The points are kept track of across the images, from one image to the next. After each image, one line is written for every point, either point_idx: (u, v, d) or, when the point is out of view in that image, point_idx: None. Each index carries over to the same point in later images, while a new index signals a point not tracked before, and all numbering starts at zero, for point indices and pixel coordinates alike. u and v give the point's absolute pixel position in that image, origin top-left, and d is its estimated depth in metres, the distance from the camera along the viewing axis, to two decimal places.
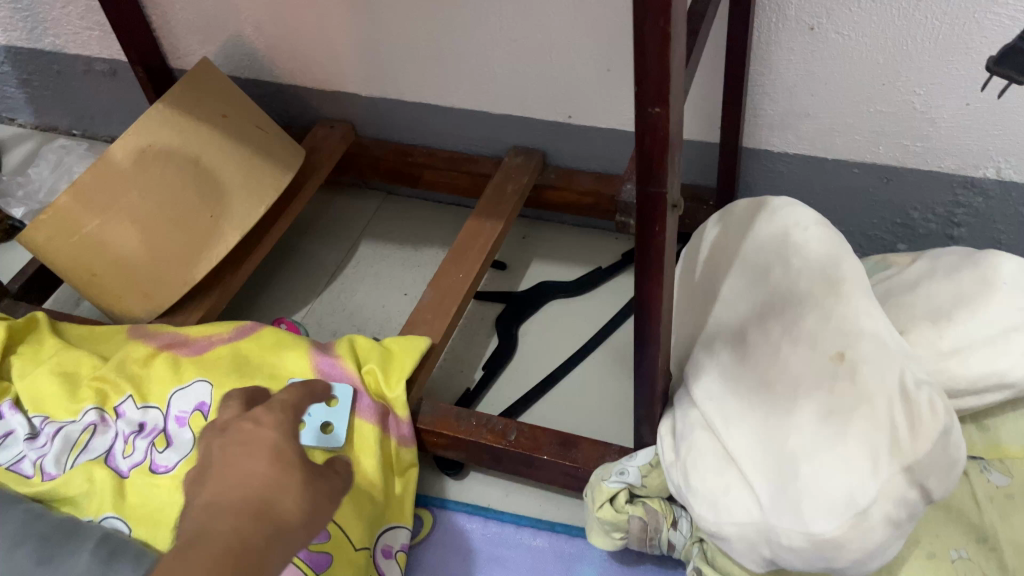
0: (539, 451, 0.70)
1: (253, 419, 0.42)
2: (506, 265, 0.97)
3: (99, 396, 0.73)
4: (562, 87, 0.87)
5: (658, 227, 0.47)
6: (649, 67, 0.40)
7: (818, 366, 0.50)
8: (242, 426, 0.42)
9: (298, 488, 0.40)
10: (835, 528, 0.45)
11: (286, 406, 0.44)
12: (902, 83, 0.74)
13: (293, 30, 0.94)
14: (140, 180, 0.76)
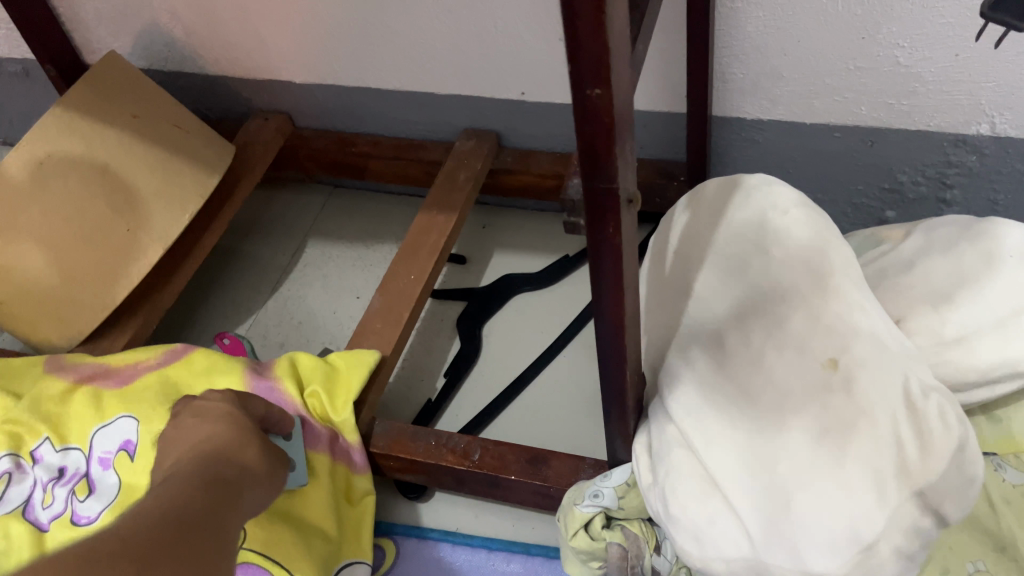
0: (505, 471, 0.63)
1: (211, 406, 0.54)
2: (465, 258, 0.89)
3: (12, 440, 0.65)
4: (511, 61, 0.79)
5: (612, 226, 0.40)
6: (582, 40, 0.32)
7: (808, 374, 0.43)
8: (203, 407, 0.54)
9: (259, 444, 0.51)
10: (838, 567, 0.39)
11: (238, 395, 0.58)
12: (883, 36, 0.66)
13: (212, 15, 0.85)
14: (39, 196, 0.68)
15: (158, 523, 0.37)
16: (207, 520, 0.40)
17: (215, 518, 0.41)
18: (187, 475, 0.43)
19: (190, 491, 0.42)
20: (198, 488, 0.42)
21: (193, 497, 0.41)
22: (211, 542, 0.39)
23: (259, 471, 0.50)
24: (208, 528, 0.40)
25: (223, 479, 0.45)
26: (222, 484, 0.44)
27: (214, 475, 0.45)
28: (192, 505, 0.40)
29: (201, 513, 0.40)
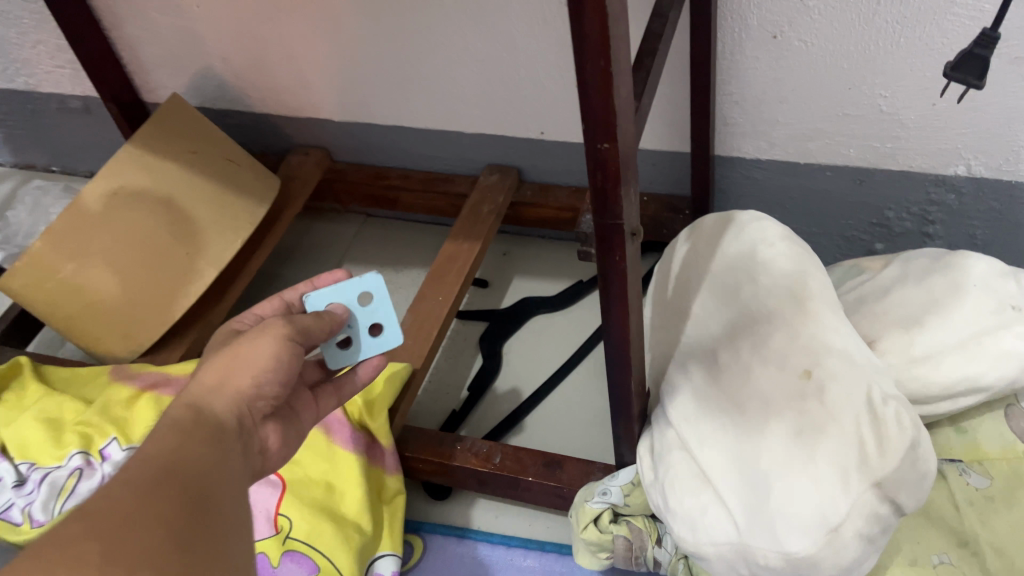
0: (524, 473, 0.70)
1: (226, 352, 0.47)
2: (487, 282, 0.97)
3: (83, 440, 0.73)
4: (533, 104, 0.87)
5: (618, 255, 0.47)
6: (594, 103, 0.40)
7: (788, 385, 0.50)
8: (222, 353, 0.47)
9: (213, 383, 0.45)
10: (810, 546, 0.45)
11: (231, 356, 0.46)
12: (868, 87, 0.74)
13: (262, 60, 0.94)
14: (111, 223, 0.76)
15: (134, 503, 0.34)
16: (184, 482, 0.37)
17: (200, 477, 0.38)
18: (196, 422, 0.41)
19: (173, 460, 0.38)
20: (180, 459, 0.38)
21: (159, 464, 0.37)
22: (197, 510, 0.36)
23: (265, 382, 0.46)
24: (187, 489, 0.36)
25: (195, 436, 0.40)
26: (192, 447, 0.39)
27: (175, 439, 0.39)
28: (160, 473, 0.36)
29: (169, 488, 0.36)
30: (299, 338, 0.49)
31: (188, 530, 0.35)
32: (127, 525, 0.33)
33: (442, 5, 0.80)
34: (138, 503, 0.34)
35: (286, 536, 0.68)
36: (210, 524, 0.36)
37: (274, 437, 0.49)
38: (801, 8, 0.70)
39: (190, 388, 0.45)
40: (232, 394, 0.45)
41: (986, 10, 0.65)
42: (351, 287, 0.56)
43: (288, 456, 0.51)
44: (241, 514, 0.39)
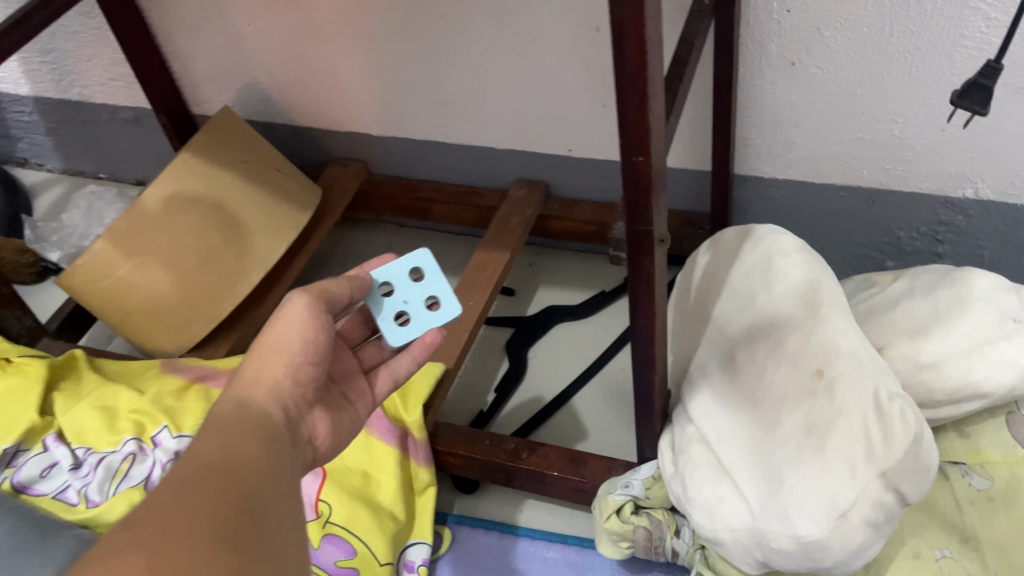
0: (550, 468, 0.74)
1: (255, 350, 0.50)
2: (514, 291, 1.02)
3: (137, 427, 0.78)
4: (562, 122, 0.92)
5: (647, 260, 0.52)
6: (631, 120, 0.45)
7: (800, 384, 0.55)
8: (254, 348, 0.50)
9: (253, 373, 0.48)
10: (820, 531, 0.50)
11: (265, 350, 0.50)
12: (880, 112, 0.79)
13: (307, 77, 1.00)
14: (167, 225, 0.82)
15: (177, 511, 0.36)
16: (227, 487, 0.39)
17: (242, 480, 0.40)
18: (238, 423, 0.45)
19: (215, 468, 0.40)
20: (221, 466, 0.40)
21: (203, 471, 0.40)
22: (239, 514, 0.38)
23: (298, 364, 0.50)
24: (229, 495, 0.39)
25: (238, 436, 0.43)
26: (235, 449, 0.42)
27: (219, 441, 0.42)
28: (203, 480, 0.39)
29: (211, 496, 0.38)
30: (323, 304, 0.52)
31: (232, 535, 0.37)
32: (171, 530, 0.35)
33: (480, 28, 0.85)
34: (182, 508, 0.37)
35: (326, 520, 0.72)
36: (254, 527, 0.38)
37: (319, 425, 0.52)
38: (818, 38, 0.75)
39: (234, 382, 0.48)
40: (270, 383, 0.48)
41: (991, 42, 0.69)
42: (398, 265, 0.58)
43: (338, 440, 0.54)
44: (284, 512, 0.41)
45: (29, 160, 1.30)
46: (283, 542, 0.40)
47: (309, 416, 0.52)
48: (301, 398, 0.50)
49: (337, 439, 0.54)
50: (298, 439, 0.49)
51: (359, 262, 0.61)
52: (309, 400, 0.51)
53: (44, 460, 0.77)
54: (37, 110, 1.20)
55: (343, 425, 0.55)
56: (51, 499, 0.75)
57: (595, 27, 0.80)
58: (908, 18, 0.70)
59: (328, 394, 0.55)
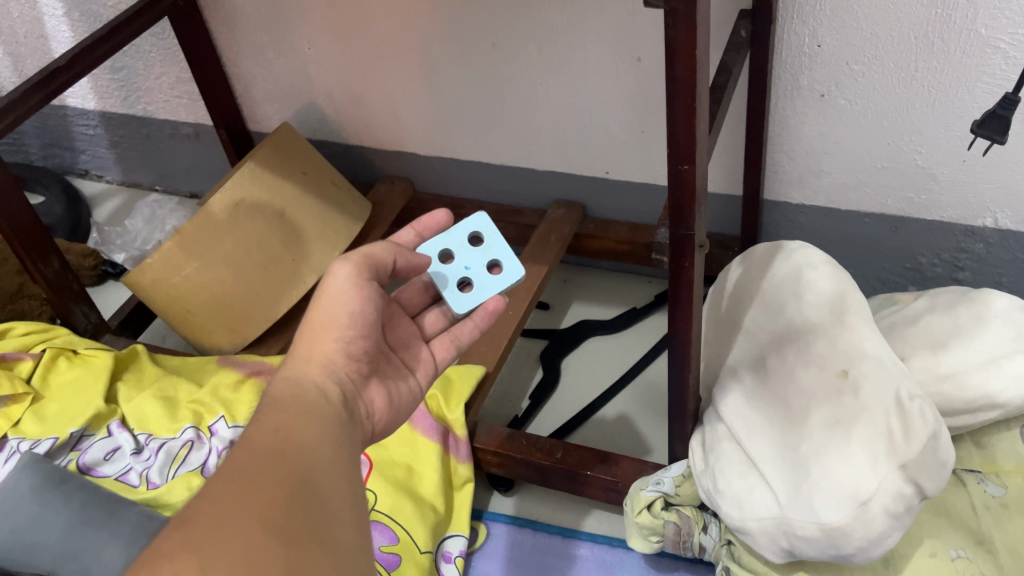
0: (583, 467, 0.78)
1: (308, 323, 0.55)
2: (548, 306, 1.06)
3: (195, 417, 0.84)
4: (600, 146, 0.98)
5: (686, 263, 0.57)
6: (678, 130, 0.50)
7: (828, 383, 0.59)
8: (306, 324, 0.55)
9: (307, 351, 0.53)
10: (843, 518, 0.53)
11: (318, 326, 0.55)
12: (905, 143, 0.83)
13: (362, 98, 1.06)
14: (231, 230, 0.89)
15: (233, 507, 0.39)
16: (281, 477, 0.42)
17: (298, 470, 0.43)
18: (296, 408, 0.48)
19: (271, 460, 0.43)
20: (277, 457, 0.43)
21: (257, 461, 0.42)
22: (293, 504, 0.41)
23: (346, 340, 0.55)
24: (284, 485, 0.41)
25: (296, 422, 0.47)
26: (292, 437, 0.45)
27: (274, 429, 0.45)
28: (258, 473, 0.41)
29: (265, 488, 0.41)
30: (365, 272, 0.58)
31: (285, 526, 0.39)
32: (225, 529, 0.38)
33: (529, 57, 0.91)
34: (236, 504, 0.39)
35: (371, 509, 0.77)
36: (307, 514, 0.41)
37: (377, 399, 0.57)
38: (847, 72, 0.80)
39: (290, 362, 0.53)
40: (323, 359, 0.53)
41: (1011, 78, 0.74)
42: (458, 234, 0.65)
43: (396, 413, 0.59)
44: (339, 494, 0.44)
45: (90, 172, 1.37)
46: (339, 524, 0.43)
47: (366, 391, 0.56)
48: (354, 372, 0.55)
49: (395, 411, 0.59)
50: (356, 413, 0.53)
51: (414, 225, 0.66)
52: (364, 375, 0.56)
53: (108, 444, 0.82)
54: (102, 124, 1.27)
55: (400, 396, 0.60)
56: (113, 480, 0.79)
57: (637, 56, 0.85)
58: (932, 55, 0.75)
59: (385, 368, 0.60)
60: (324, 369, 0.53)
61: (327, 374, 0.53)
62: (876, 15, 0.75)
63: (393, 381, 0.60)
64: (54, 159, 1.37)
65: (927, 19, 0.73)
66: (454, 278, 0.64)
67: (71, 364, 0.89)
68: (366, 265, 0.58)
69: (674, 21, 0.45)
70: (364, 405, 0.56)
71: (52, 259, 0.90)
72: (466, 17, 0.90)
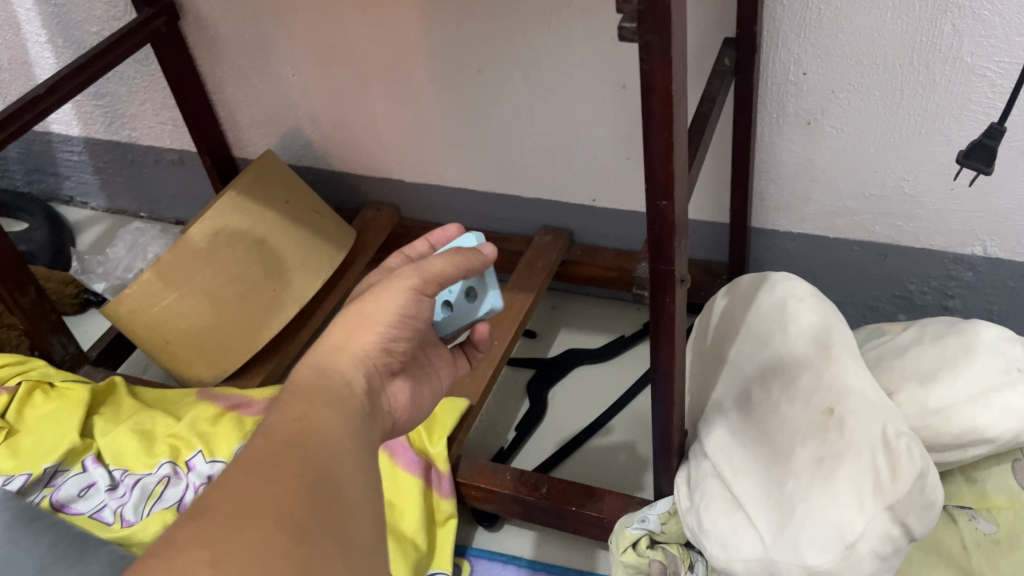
0: (568, 502, 0.76)
1: (358, 312, 0.51)
2: (536, 333, 1.05)
3: (172, 451, 0.82)
4: (587, 173, 0.97)
5: (668, 298, 0.55)
6: (657, 166, 0.49)
7: (813, 419, 0.58)
8: (354, 313, 0.51)
9: (340, 342, 0.49)
10: (829, 560, 0.51)
11: (362, 320, 0.50)
12: (892, 171, 0.82)
13: (348, 125, 1.05)
14: (212, 260, 0.88)
15: (247, 505, 0.37)
16: (300, 468, 0.40)
17: (318, 461, 0.40)
18: (322, 393, 0.45)
19: (290, 449, 0.40)
20: (297, 444, 0.41)
21: (277, 451, 0.40)
22: (311, 499, 0.39)
23: (388, 339, 0.51)
24: (303, 476, 0.39)
25: (319, 408, 0.44)
26: (314, 423, 0.43)
27: (297, 414, 0.43)
28: (276, 463, 0.39)
29: (285, 481, 0.39)
30: (430, 283, 0.53)
31: (301, 522, 0.38)
32: (237, 528, 0.36)
33: (515, 83, 0.90)
34: (249, 502, 0.37)
35: None
36: (324, 509, 0.39)
37: (399, 394, 0.54)
38: (834, 99, 0.79)
39: (322, 344, 0.49)
40: (355, 353, 0.49)
41: (997, 106, 0.73)
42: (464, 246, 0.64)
43: (415, 411, 0.57)
44: (358, 487, 0.42)
45: (75, 199, 1.36)
46: (356, 518, 0.41)
47: (391, 387, 0.54)
48: (385, 369, 0.51)
49: (416, 409, 0.56)
50: (378, 408, 0.50)
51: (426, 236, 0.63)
52: (392, 371, 0.53)
53: (82, 480, 0.80)
54: (86, 150, 1.26)
55: (422, 396, 0.58)
56: (87, 517, 0.77)
57: (622, 83, 0.85)
58: (917, 83, 0.75)
59: (411, 366, 0.57)
60: (355, 365, 0.48)
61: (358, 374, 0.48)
62: (861, 41, 0.74)
63: (416, 379, 0.57)
64: (38, 185, 1.36)
65: (912, 46, 0.72)
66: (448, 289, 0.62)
67: (46, 397, 0.87)
68: (429, 272, 0.52)
69: (649, 56, 0.45)
70: (388, 400, 0.53)
71: (29, 289, 0.89)
72: (453, 43, 0.89)
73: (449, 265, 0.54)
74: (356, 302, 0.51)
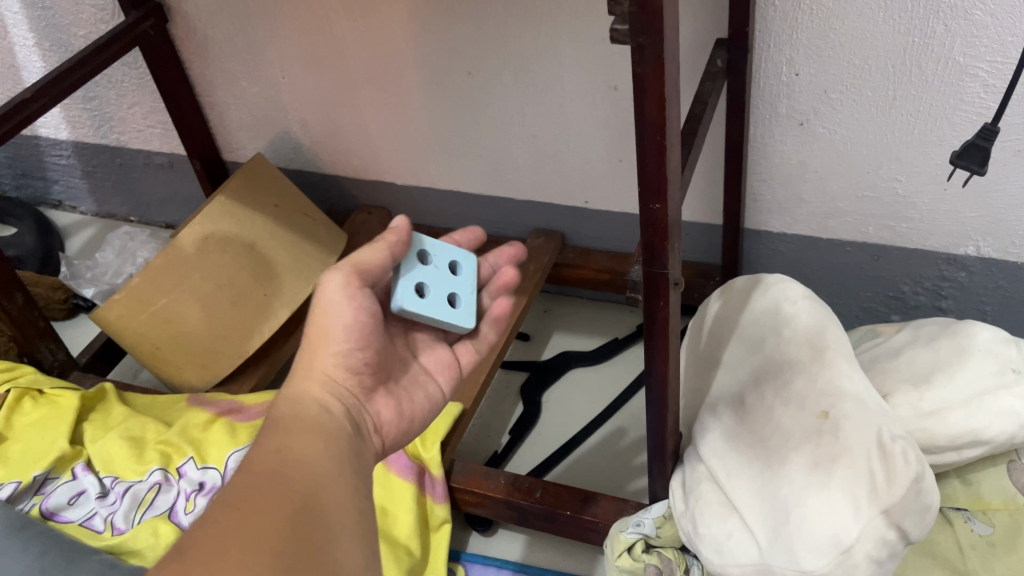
0: (563, 507, 0.76)
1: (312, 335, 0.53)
2: (529, 336, 1.05)
3: (163, 458, 0.81)
4: (579, 175, 0.96)
5: (661, 301, 0.55)
6: (650, 169, 0.49)
7: (807, 424, 0.57)
8: (310, 336, 0.53)
9: (305, 370, 0.52)
10: (825, 565, 0.51)
11: (321, 343, 0.53)
12: (885, 172, 0.82)
13: (338, 128, 1.05)
14: (201, 264, 0.88)
15: (232, 533, 0.38)
16: (281, 497, 0.41)
17: (301, 492, 0.42)
18: (299, 427, 0.47)
19: (273, 480, 0.42)
20: (280, 476, 0.43)
21: (262, 477, 0.42)
22: (294, 526, 0.40)
23: (345, 354, 0.53)
24: (287, 503, 0.41)
25: (297, 442, 0.46)
26: (295, 457, 0.44)
27: (278, 448, 0.45)
28: (259, 494, 0.41)
29: (267, 511, 0.40)
30: (356, 281, 0.53)
31: (286, 544, 0.39)
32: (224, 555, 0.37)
33: (505, 85, 0.90)
34: (235, 530, 0.39)
35: None
36: (310, 527, 0.41)
37: (383, 410, 0.55)
38: (825, 100, 0.79)
39: (291, 378, 0.52)
40: (321, 378, 0.51)
41: (990, 106, 0.73)
42: (433, 248, 0.59)
43: (407, 424, 0.57)
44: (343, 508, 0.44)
45: (64, 203, 1.35)
46: (340, 543, 0.42)
47: (372, 404, 0.54)
48: (356, 387, 0.53)
49: (408, 422, 0.57)
50: (360, 427, 0.52)
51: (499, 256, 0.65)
52: (367, 387, 0.54)
53: (72, 488, 0.79)
54: (74, 154, 1.25)
55: (415, 405, 0.58)
56: (78, 526, 0.77)
57: (614, 85, 0.84)
58: (909, 84, 0.75)
59: (395, 379, 0.58)
60: (323, 390, 0.51)
61: (324, 396, 0.51)
62: (853, 43, 0.74)
63: (403, 389, 0.58)
64: (27, 190, 1.35)
65: (903, 48, 0.72)
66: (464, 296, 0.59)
67: (35, 405, 0.86)
68: (356, 272, 0.54)
69: (641, 58, 0.44)
70: (371, 419, 0.54)
71: (16, 295, 0.88)
72: (443, 46, 0.89)
73: (374, 255, 0.54)
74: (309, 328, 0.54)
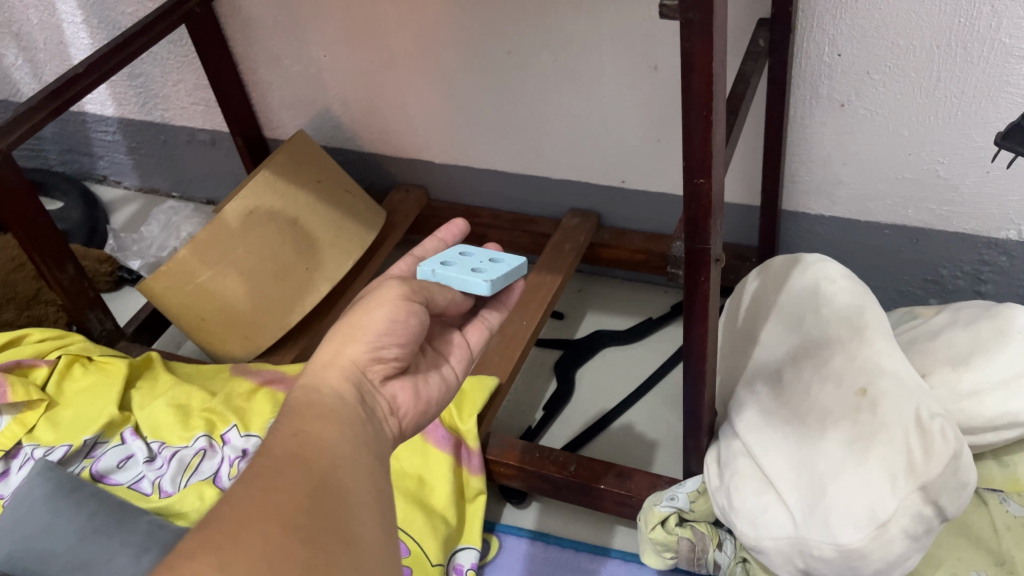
0: (597, 481, 0.77)
1: (346, 327, 0.52)
2: (563, 315, 1.06)
3: (208, 425, 0.83)
4: (617, 155, 0.97)
5: (703, 276, 0.56)
6: (694, 145, 0.49)
7: (846, 401, 0.58)
8: (344, 326, 0.52)
9: (328, 358, 0.51)
10: (859, 539, 0.52)
11: (353, 336, 0.51)
12: (926, 154, 0.82)
13: (378, 107, 1.06)
14: (245, 239, 0.90)
15: (247, 510, 0.38)
16: (303, 475, 0.40)
17: (321, 471, 0.41)
18: (320, 407, 0.46)
19: (293, 459, 0.41)
20: (298, 455, 0.42)
21: (277, 464, 0.41)
22: (315, 506, 0.39)
23: (377, 346, 0.52)
24: (308, 478, 0.40)
25: (313, 419, 0.45)
26: (314, 434, 0.44)
27: (299, 428, 0.44)
28: (276, 477, 0.40)
29: (285, 489, 0.39)
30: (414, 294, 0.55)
31: (307, 519, 0.38)
32: (243, 531, 0.37)
33: (544, 64, 0.91)
34: (256, 508, 0.38)
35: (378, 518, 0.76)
36: (330, 511, 0.40)
37: (399, 393, 0.54)
38: (868, 80, 0.79)
39: (314, 360, 0.51)
40: (343, 365, 0.50)
41: None
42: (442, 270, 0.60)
43: (424, 407, 0.56)
44: (366, 491, 0.43)
45: (108, 178, 1.38)
46: (363, 517, 0.41)
47: (387, 387, 0.53)
48: (378, 371, 0.52)
49: (422, 405, 0.56)
50: (374, 408, 0.51)
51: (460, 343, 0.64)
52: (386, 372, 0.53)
53: (121, 452, 0.82)
54: (120, 130, 1.28)
55: (429, 390, 0.57)
56: (126, 488, 0.79)
57: (654, 65, 0.85)
58: (953, 65, 0.74)
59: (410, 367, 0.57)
60: (340, 375, 0.49)
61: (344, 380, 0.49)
62: (897, 23, 0.73)
63: (419, 377, 0.57)
64: (73, 165, 1.38)
65: (949, 28, 0.72)
66: (501, 263, 0.61)
67: (85, 371, 0.89)
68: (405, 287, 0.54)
69: (689, 33, 0.45)
70: (385, 401, 0.52)
71: (67, 266, 0.91)
72: (482, 25, 0.90)
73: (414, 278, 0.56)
74: (345, 320, 0.53)
